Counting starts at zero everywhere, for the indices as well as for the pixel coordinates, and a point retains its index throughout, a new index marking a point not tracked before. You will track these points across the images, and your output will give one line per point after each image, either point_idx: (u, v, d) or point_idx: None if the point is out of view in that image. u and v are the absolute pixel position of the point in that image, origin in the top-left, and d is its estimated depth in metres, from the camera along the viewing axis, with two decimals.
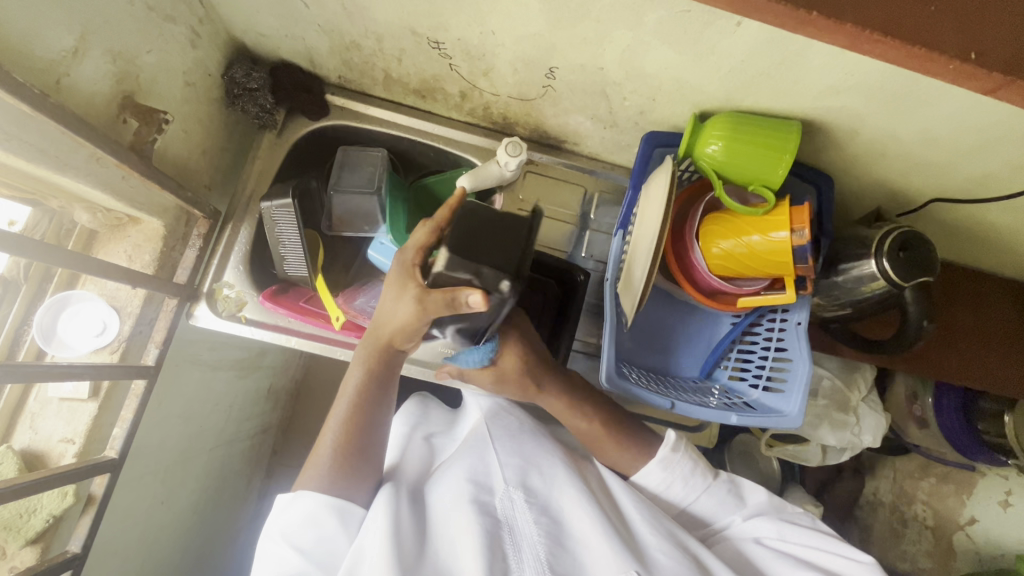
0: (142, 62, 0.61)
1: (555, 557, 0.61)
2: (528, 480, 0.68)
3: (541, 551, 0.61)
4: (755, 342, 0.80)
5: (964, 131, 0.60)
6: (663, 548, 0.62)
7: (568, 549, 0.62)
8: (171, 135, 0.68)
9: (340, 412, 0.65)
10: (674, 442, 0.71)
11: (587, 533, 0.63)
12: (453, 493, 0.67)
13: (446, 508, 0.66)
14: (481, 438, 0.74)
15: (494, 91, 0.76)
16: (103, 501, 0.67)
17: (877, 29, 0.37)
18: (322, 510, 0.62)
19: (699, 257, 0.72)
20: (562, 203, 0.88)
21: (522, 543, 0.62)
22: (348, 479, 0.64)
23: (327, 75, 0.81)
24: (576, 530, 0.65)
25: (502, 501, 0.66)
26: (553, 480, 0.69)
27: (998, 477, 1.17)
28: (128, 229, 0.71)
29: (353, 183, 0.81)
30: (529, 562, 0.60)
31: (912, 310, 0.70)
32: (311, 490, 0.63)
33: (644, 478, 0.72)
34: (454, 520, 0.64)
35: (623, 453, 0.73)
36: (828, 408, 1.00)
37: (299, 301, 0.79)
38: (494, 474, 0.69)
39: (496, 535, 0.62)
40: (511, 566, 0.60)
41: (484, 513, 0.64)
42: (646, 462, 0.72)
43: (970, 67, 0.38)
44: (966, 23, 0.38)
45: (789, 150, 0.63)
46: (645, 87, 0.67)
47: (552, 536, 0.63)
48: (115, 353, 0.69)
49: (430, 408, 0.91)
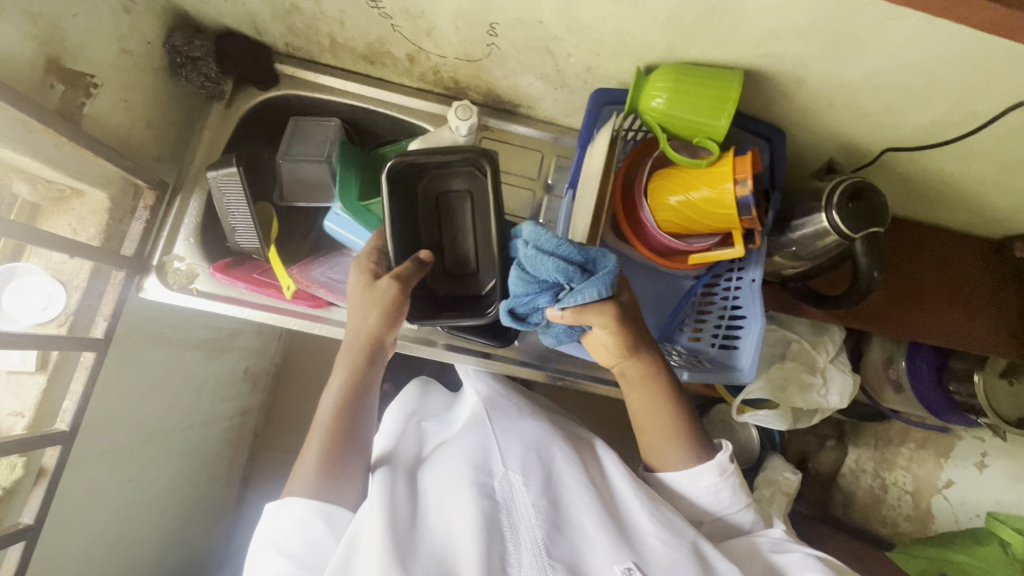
0: (67, 25, 0.60)
1: (553, 541, 0.59)
2: (529, 464, 0.66)
3: (539, 536, 0.59)
4: (713, 303, 0.79)
5: (907, 74, 0.59)
6: (662, 537, 0.61)
7: (566, 533, 0.60)
8: (107, 102, 0.67)
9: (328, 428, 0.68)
10: (731, 451, 0.69)
11: (586, 519, 0.62)
12: (452, 474, 0.66)
13: (445, 490, 0.65)
14: (482, 422, 0.73)
15: (440, 53, 0.74)
16: (55, 472, 0.67)
17: None
18: (311, 514, 0.62)
19: (648, 214, 0.71)
20: (520, 169, 0.87)
21: (520, 525, 0.60)
22: (333, 478, 0.65)
23: (274, 42, 0.80)
24: (576, 516, 0.63)
25: (502, 483, 0.64)
26: (552, 464, 0.68)
27: (975, 439, 1.18)
28: (72, 201, 0.70)
29: (305, 151, 0.80)
30: (527, 549, 0.58)
31: (862, 261, 0.68)
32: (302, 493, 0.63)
33: (681, 482, 0.68)
34: (453, 500, 0.63)
35: (682, 446, 0.68)
36: (795, 370, 1.00)
37: (253, 273, 0.79)
38: (494, 457, 0.67)
39: (494, 517, 0.60)
40: (508, 552, 0.58)
41: (484, 496, 0.62)
42: (699, 462, 0.68)
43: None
44: None
45: (731, 97, 0.62)
46: (587, 41, 0.66)
47: (551, 520, 0.61)
48: (63, 326, 0.68)
49: (428, 396, 0.90)
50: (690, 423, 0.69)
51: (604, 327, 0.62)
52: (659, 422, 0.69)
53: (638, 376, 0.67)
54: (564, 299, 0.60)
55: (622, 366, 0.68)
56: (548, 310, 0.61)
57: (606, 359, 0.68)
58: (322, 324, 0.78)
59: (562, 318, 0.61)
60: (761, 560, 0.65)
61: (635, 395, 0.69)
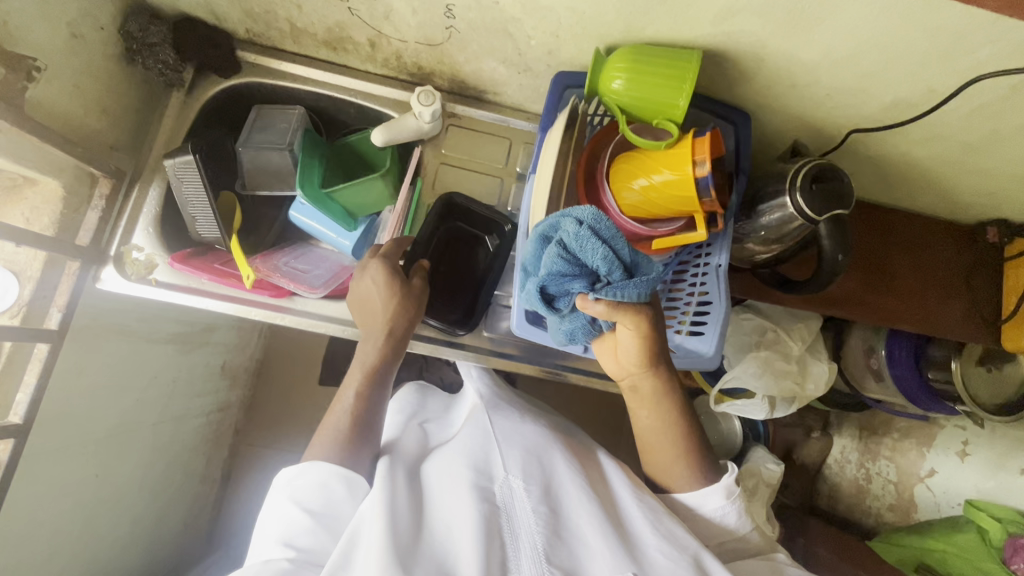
0: (10, 7, 0.59)
1: (553, 548, 0.58)
2: (529, 469, 0.66)
3: (539, 541, 0.58)
4: (681, 290, 0.78)
5: (866, 51, 0.58)
6: (663, 550, 0.60)
7: (566, 540, 0.59)
8: (54, 87, 0.66)
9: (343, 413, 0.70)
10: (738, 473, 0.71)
11: (586, 527, 0.61)
12: (453, 477, 0.66)
13: (447, 494, 0.65)
14: (484, 426, 0.73)
15: (400, 37, 0.73)
16: (9, 466, 0.66)
17: None
18: (331, 478, 0.64)
19: (610, 199, 0.69)
20: (487, 156, 0.86)
21: (519, 530, 0.60)
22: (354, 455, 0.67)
23: (233, 29, 0.78)
24: (575, 523, 0.62)
25: (502, 487, 0.64)
26: (553, 472, 0.68)
27: (956, 428, 1.16)
28: (25, 190, 0.69)
29: (265, 140, 0.79)
30: (526, 554, 0.58)
31: (827, 244, 0.68)
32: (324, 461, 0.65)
33: (686, 500, 0.71)
34: (454, 503, 0.63)
35: (690, 466, 0.71)
36: (771, 358, 0.99)
37: (213, 264, 0.77)
38: (495, 462, 0.68)
39: (494, 520, 0.60)
40: (508, 556, 0.58)
41: (484, 499, 0.62)
42: (705, 483, 0.71)
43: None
44: None
45: (689, 78, 0.61)
46: (545, 22, 0.65)
47: (551, 526, 0.60)
48: (15, 317, 0.67)
49: (426, 399, 0.90)
50: (698, 445, 0.72)
51: (633, 329, 0.62)
52: (668, 440, 0.71)
53: (652, 394, 0.69)
54: (598, 291, 0.57)
55: (635, 381, 0.69)
56: (578, 299, 0.58)
57: (620, 373, 0.70)
58: (283, 314, 0.76)
59: (598, 312, 0.58)
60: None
61: (647, 411, 0.71)
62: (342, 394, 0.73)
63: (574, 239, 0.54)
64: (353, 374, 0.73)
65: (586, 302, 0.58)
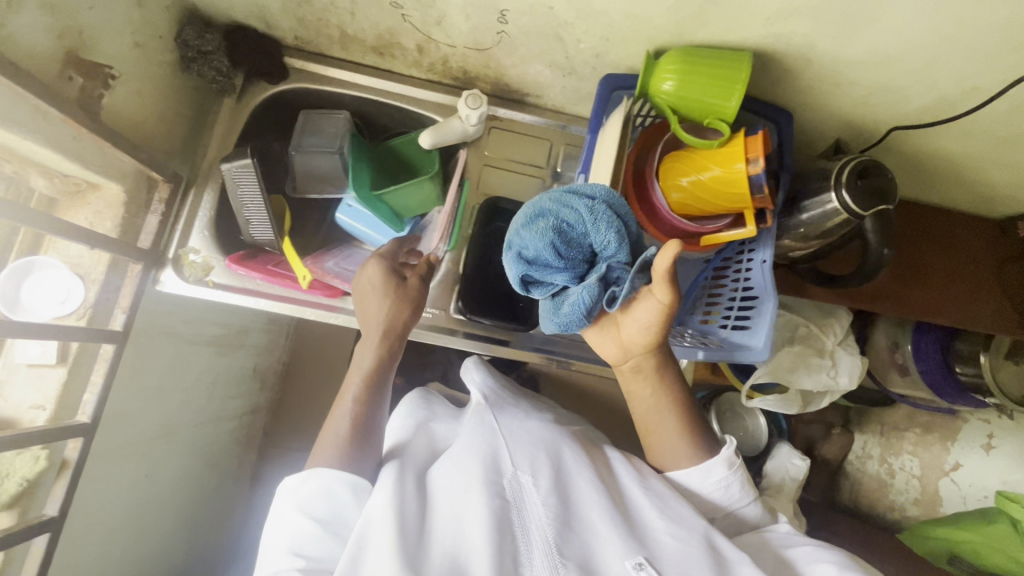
0: (85, 17, 0.61)
1: (564, 541, 0.58)
2: (537, 462, 0.65)
3: (550, 536, 0.58)
4: (724, 285, 0.80)
5: (913, 51, 0.60)
6: (672, 532, 0.60)
7: (576, 532, 0.59)
8: (122, 95, 0.67)
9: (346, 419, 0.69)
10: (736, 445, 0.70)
11: (596, 520, 0.61)
12: (462, 473, 0.64)
13: (454, 491, 0.63)
14: (488, 422, 0.71)
15: (450, 43, 0.75)
16: (78, 464, 0.67)
17: None
18: (336, 485, 0.63)
19: (660, 196, 0.72)
20: (528, 158, 0.88)
21: (530, 526, 0.59)
22: (355, 460, 0.67)
23: (282, 36, 0.80)
24: (585, 517, 0.61)
25: (511, 481, 0.62)
26: (563, 468, 0.66)
27: (981, 422, 1.19)
28: (87, 195, 0.71)
29: (315, 143, 0.81)
30: (539, 547, 0.57)
31: (872, 237, 0.69)
32: (328, 468, 0.65)
33: (687, 479, 0.69)
34: (465, 501, 0.61)
35: (689, 442, 0.70)
36: (804, 353, 1.01)
37: (267, 265, 0.79)
38: (504, 457, 0.65)
39: (506, 517, 0.59)
40: (520, 552, 0.57)
41: (495, 495, 0.60)
42: (704, 458, 0.69)
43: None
44: None
45: (742, 78, 0.63)
46: (597, 26, 0.67)
47: (561, 519, 0.60)
48: (83, 319, 0.69)
49: (432, 402, 0.84)
50: (694, 421, 0.71)
51: (651, 301, 0.60)
52: (668, 419, 0.70)
53: (653, 372, 0.68)
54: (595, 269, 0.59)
55: (638, 363, 0.68)
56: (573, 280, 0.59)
57: (621, 358, 0.68)
58: (337, 314, 0.78)
59: (662, 269, 0.55)
60: (773, 552, 0.64)
61: (646, 391, 0.70)
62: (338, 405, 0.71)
63: (587, 211, 0.56)
64: (353, 379, 0.72)
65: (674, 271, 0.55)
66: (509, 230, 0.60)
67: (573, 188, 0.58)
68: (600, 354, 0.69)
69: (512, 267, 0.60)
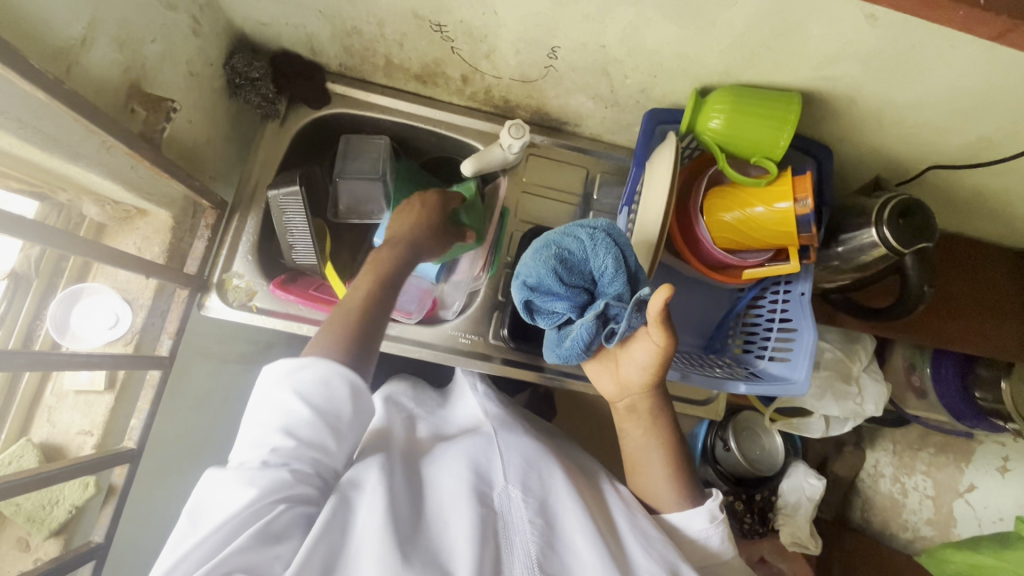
0: (146, 51, 0.61)
1: (546, 559, 0.55)
2: (526, 482, 0.63)
3: (532, 550, 0.55)
4: (760, 315, 0.81)
5: (959, 95, 0.61)
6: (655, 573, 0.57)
7: (559, 551, 0.56)
8: (177, 124, 0.68)
9: (339, 323, 0.61)
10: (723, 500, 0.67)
11: (578, 538, 0.58)
12: (452, 473, 0.63)
13: (447, 493, 0.61)
14: (487, 433, 0.71)
15: (495, 74, 0.76)
16: (123, 491, 0.67)
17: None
18: (337, 377, 0.55)
19: (704, 231, 0.73)
20: (565, 185, 0.89)
21: (516, 539, 0.57)
22: (358, 355, 0.59)
23: (327, 63, 0.80)
24: (569, 534, 0.58)
25: (501, 494, 0.61)
26: (550, 486, 0.64)
27: (995, 445, 1.15)
28: (137, 221, 0.71)
29: (359, 169, 0.82)
30: (519, 561, 0.55)
31: (912, 275, 0.72)
32: (324, 356, 0.57)
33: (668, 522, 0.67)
34: (451, 499, 0.60)
35: (677, 487, 0.67)
36: (830, 379, 1.01)
37: (309, 289, 0.79)
38: (496, 470, 0.64)
39: (493, 521, 0.58)
40: (503, 559, 0.55)
41: (483, 504, 0.59)
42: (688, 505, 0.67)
43: (980, 14, 0.37)
44: None
45: (791, 119, 0.64)
46: (647, 63, 0.68)
47: (544, 536, 0.57)
48: (130, 344, 0.69)
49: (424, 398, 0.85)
50: (686, 471, 0.68)
51: (655, 346, 0.58)
52: (658, 462, 0.68)
53: (646, 413, 0.67)
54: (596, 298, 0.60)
55: (633, 403, 0.67)
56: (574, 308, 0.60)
57: (618, 395, 0.67)
58: None
59: (655, 312, 0.52)
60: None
61: (639, 431, 0.68)
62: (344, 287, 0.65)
63: (589, 240, 0.59)
64: (365, 278, 0.66)
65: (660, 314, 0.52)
66: (519, 260, 0.63)
67: (580, 221, 0.62)
68: (600, 388, 0.69)
69: (518, 292, 0.62)
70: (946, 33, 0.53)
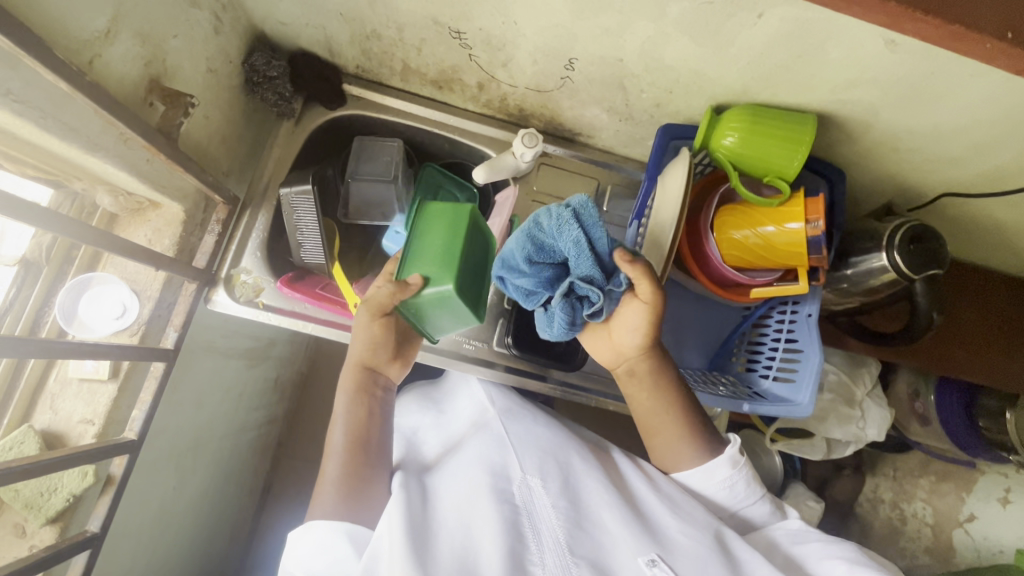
0: (168, 46, 0.62)
1: (576, 540, 0.60)
2: (545, 468, 0.68)
3: (561, 535, 0.60)
4: (766, 334, 0.80)
5: (976, 125, 0.61)
6: (685, 531, 0.62)
7: (588, 531, 0.61)
8: (194, 120, 0.69)
9: (335, 464, 0.68)
10: (741, 444, 0.69)
11: (606, 517, 0.63)
12: (469, 482, 0.67)
13: (463, 497, 0.66)
14: (497, 429, 0.74)
15: (511, 83, 0.77)
16: (122, 481, 0.68)
17: (917, 7, 0.36)
18: (335, 537, 0.62)
19: (713, 248, 0.73)
20: (576, 195, 0.89)
21: (541, 527, 0.61)
22: (363, 505, 0.66)
23: (345, 64, 0.81)
24: (595, 516, 0.64)
25: (520, 487, 0.66)
26: (571, 470, 0.69)
27: (997, 476, 1.14)
28: (148, 213, 0.72)
29: (372, 171, 0.83)
30: (548, 547, 0.59)
31: (921, 301, 0.70)
32: (325, 517, 0.64)
33: (690, 477, 0.69)
34: (472, 507, 0.64)
35: (693, 447, 0.69)
36: (834, 403, 1.00)
37: (316, 288, 0.79)
38: (513, 463, 0.69)
39: (516, 521, 0.62)
40: (531, 553, 0.59)
41: (503, 500, 0.64)
42: (709, 457, 0.69)
43: (1005, 47, 0.37)
44: (1001, 4, 0.37)
45: (806, 141, 0.64)
46: (663, 79, 0.68)
47: (572, 519, 0.62)
48: (135, 336, 0.69)
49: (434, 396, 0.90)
50: (698, 420, 0.70)
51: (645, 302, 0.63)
52: (671, 423, 0.70)
53: (647, 374, 0.69)
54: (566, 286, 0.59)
55: (632, 367, 0.69)
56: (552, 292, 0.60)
57: (615, 361, 0.70)
58: None
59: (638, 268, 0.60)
60: (782, 553, 0.66)
61: (644, 393, 0.70)
62: (333, 422, 0.71)
63: (556, 217, 0.56)
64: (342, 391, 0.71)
65: (625, 257, 0.60)
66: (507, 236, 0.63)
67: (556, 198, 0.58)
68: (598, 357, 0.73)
69: (496, 267, 0.64)
70: (966, 64, 0.53)
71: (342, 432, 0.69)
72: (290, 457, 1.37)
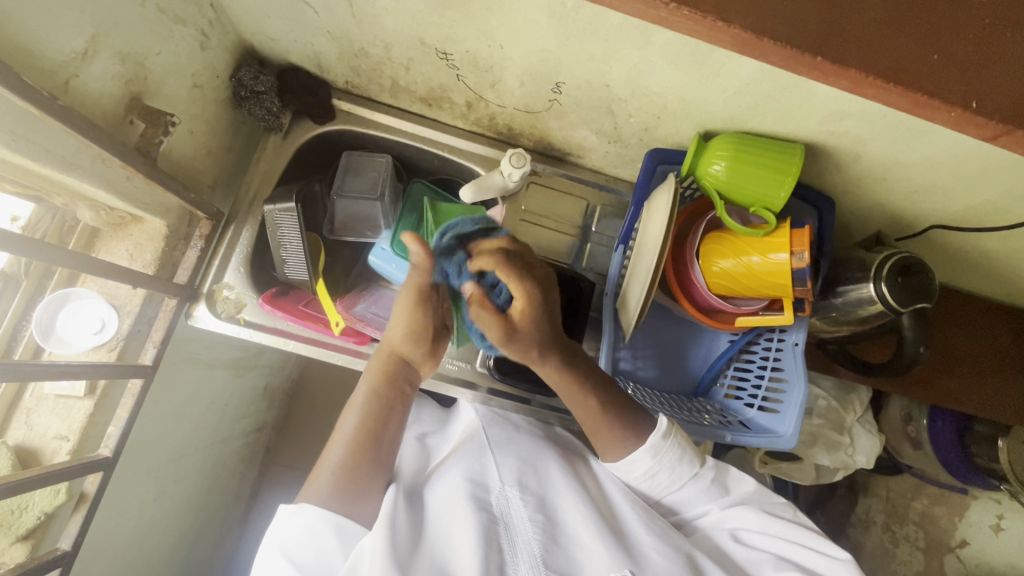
0: (151, 64, 0.62)
1: (550, 554, 0.59)
2: (526, 478, 0.67)
3: (536, 548, 0.59)
4: (752, 361, 0.79)
5: (965, 160, 0.60)
6: (660, 550, 0.60)
7: (563, 545, 0.61)
8: (177, 136, 0.69)
9: (342, 448, 0.65)
10: (664, 429, 0.65)
11: (582, 530, 0.62)
12: (451, 491, 0.66)
13: (446, 508, 0.65)
14: (480, 440, 0.73)
15: (500, 103, 0.76)
16: (95, 499, 0.67)
17: (881, 75, 0.39)
18: (321, 524, 0.59)
19: (698, 275, 0.73)
20: (565, 215, 0.88)
21: (517, 538, 0.61)
22: (356, 496, 0.63)
23: (334, 79, 0.80)
24: (571, 528, 0.63)
25: (499, 497, 0.65)
26: (549, 480, 0.68)
27: (991, 501, 1.11)
28: (130, 227, 0.71)
29: (357, 189, 0.82)
30: (524, 558, 0.59)
31: (908, 334, 0.72)
32: (315, 502, 0.61)
33: (618, 466, 0.68)
34: (452, 516, 0.63)
35: (616, 437, 0.67)
36: (823, 429, 0.99)
37: (298, 305, 0.79)
38: (491, 473, 0.68)
39: (493, 530, 0.61)
40: (506, 561, 0.59)
41: (481, 509, 0.63)
42: (634, 447, 0.66)
43: (971, 116, 0.39)
44: (966, 74, 0.39)
45: (793, 171, 0.64)
46: (650, 105, 0.67)
47: (547, 533, 0.61)
48: (113, 351, 0.69)
49: (425, 408, 0.89)
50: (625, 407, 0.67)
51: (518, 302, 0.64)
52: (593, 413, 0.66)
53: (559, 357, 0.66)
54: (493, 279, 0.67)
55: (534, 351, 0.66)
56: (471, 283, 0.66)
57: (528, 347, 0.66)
58: (362, 360, 0.78)
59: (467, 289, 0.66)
60: (730, 559, 0.65)
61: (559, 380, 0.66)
62: (347, 413, 0.68)
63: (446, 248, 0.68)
64: (365, 382, 0.68)
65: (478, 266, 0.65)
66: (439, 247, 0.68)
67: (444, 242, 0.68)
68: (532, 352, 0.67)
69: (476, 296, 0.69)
70: None
71: (353, 420, 0.67)
72: (277, 465, 1.36)
